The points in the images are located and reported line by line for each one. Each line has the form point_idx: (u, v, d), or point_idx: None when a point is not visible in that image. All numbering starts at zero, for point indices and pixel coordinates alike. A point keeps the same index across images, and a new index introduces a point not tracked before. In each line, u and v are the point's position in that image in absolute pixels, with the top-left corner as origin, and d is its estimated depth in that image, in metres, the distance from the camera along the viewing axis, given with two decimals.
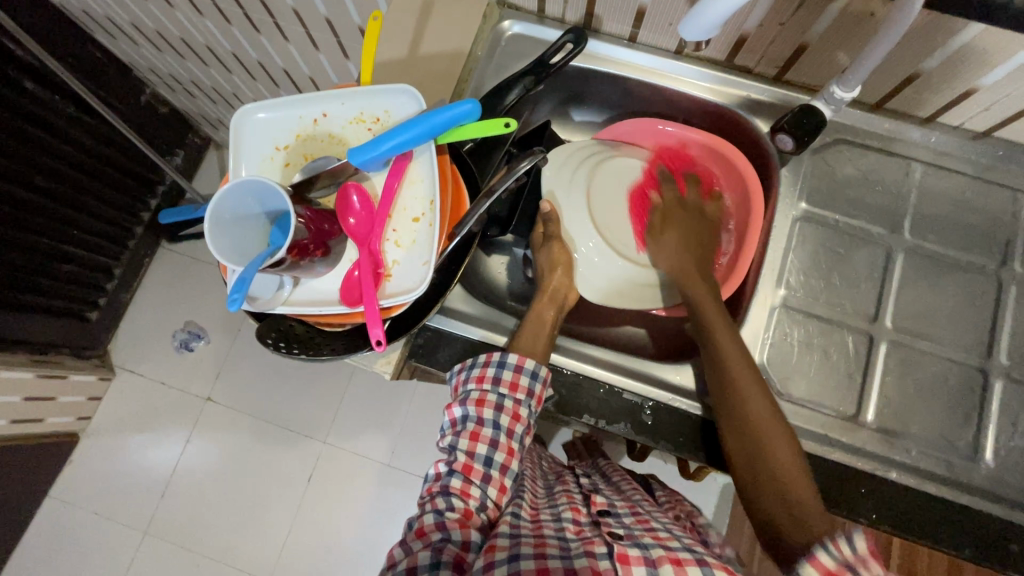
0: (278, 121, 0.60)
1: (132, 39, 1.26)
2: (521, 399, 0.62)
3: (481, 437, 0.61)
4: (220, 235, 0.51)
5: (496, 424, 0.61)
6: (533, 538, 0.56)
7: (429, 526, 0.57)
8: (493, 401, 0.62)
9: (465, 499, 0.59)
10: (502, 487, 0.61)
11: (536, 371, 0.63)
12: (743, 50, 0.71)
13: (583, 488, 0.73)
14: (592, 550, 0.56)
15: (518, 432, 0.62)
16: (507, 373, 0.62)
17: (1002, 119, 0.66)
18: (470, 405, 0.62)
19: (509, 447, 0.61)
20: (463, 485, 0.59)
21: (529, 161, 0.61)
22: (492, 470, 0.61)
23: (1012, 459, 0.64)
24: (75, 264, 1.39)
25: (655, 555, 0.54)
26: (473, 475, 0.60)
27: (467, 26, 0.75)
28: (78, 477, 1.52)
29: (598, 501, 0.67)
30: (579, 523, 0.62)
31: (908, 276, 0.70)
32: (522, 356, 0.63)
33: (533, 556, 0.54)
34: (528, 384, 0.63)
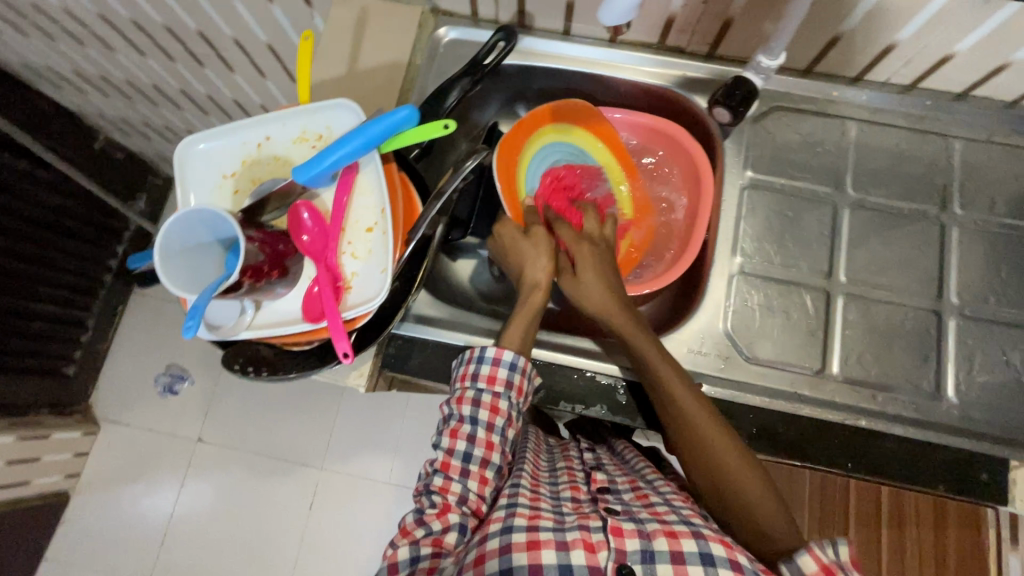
0: (220, 150, 0.61)
1: (77, 88, 1.24)
2: (500, 392, 0.62)
3: (461, 433, 0.61)
4: (172, 264, 0.51)
5: (475, 420, 0.61)
6: (528, 509, 0.58)
7: (410, 525, 0.58)
8: (471, 396, 0.62)
9: (444, 495, 0.59)
10: (483, 480, 0.61)
11: (514, 362, 0.62)
12: (674, 32, 0.73)
13: (586, 462, 0.72)
14: (586, 523, 0.56)
15: (498, 426, 0.62)
16: (486, 367, 0.62)
17: (924, 70, 0.69)
18: (453, 403, 0.63)
19: (488, 441, 0.61)
20: (443, 482, 0.60)
21: (475, 158, 0.63)
22: (471, 465, 0.61)
23: (973, 392, 0.66)
24: (45, 320, 1.37)
25: (649, 528, 0.54)
26: (452, 471, 0.60)
27: (404, 36, 0.76)
28: (73, 536, 1.49)
29: (598, 476, 0.66)
30: (578, 500, 0.62)
31: (856, 230, 0.72)
32: (500, 349, 0.62)
33: (525, 528, 0.55)
34: (507, 377, 0.62)
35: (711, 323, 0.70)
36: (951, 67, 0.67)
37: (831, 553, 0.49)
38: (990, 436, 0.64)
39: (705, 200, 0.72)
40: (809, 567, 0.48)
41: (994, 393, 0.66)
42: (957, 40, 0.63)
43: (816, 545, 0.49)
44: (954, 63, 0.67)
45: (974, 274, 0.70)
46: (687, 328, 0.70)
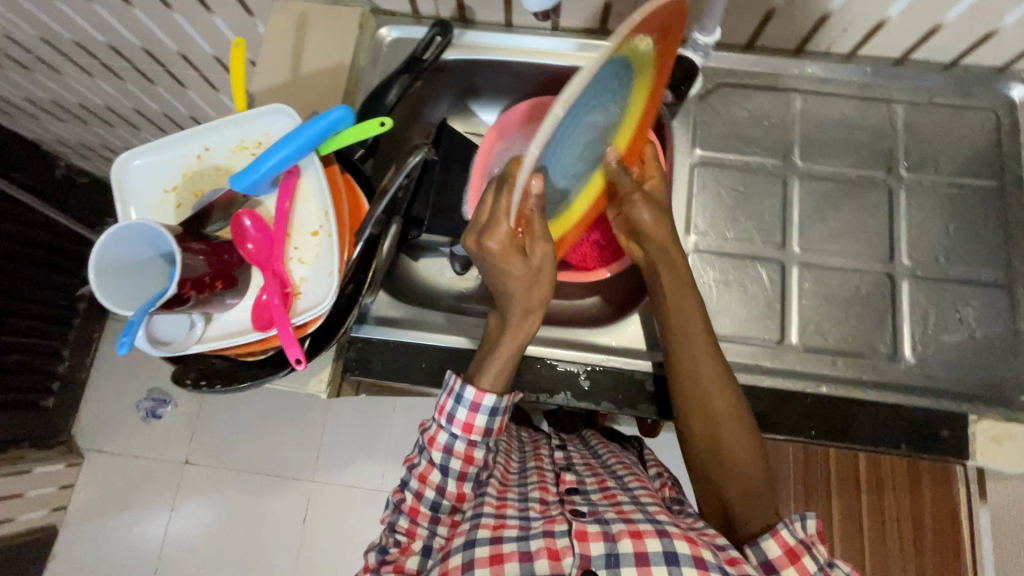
0: (158, 163, 0.60)
1: (30, 115, 1.22)
2: (475, 440, 0.60)
3: (430, 480, 0.61)
4: (109, 282, 0.50)
5: (446, 468, 0.61)
6: (492, 519, 0.57)
7: (373, 564, 0.60)
8: (443, 441, 0.60)
9: (410, 536, 0.61)
10: (453, 523, 0.62)
11: (495, 407, 0.60)
12: (613, 16, 0.73)
13: (556, 463, 0.72)
14: (551, 529, 0.55)
15: (470, 475, 0.61)
16: (462, 412, 0.60)
17: (861, 38, 0.70)
18: (424, 441, 0.62)
19: (459, 492, 0.61)
20: (410, 525, 0.61)
21: (417, 154, 0.62)
22: (441, 512, 0.62)
23: (931, 351, 0.67)
24: (17, 353, 1.34)
25: (614, 530, 0.54)
26: (419, 516, 0.61)
27: (345, 38, 0.76)
28: (64, 570, 1.47)
29: (568, 479, 0.66)
30: (545, 502, 0.61)
31: (808, 200, 0.73)
32: (481, 393, 0.59)
33: (488, 540, 0.54)
34: (484, 424, 0.60)
35: None
36: (886, 32, 0.68)
37: (796, 531, 0.51)
38: (950, 393, 0.65)
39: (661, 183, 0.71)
40: (773, 551, 0.51)
41: (951, 350, 0.67)
42: (888, 5, 0.63)
43: (781, 529, 0.51)
44: (889, 29, 0.67)
45: (925, 235, 0.70)
46: None
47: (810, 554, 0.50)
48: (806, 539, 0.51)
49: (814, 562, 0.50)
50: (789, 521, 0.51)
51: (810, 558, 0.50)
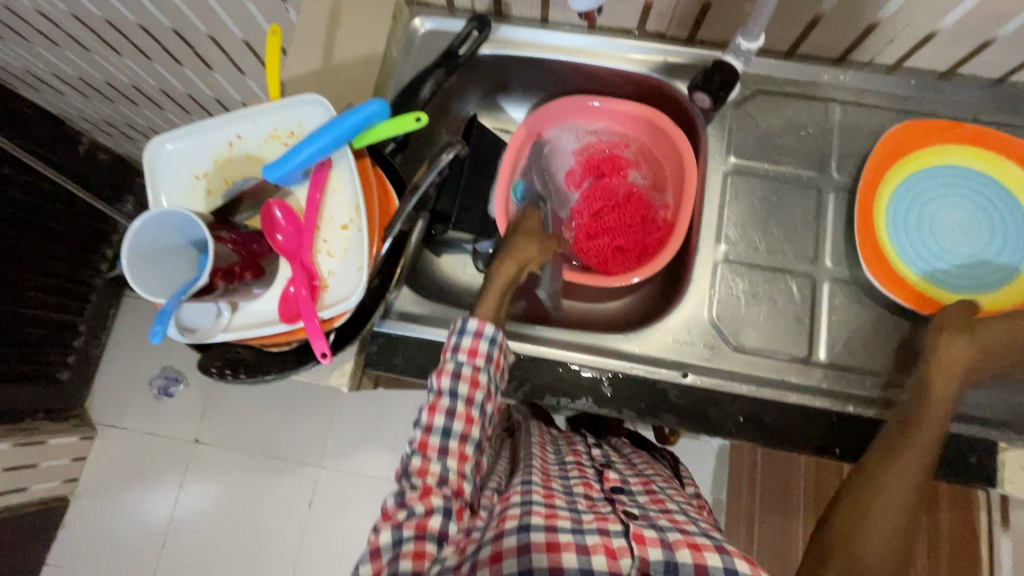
0: (191, 149, 0.60)
1: (57, 90, 1.23)
2: (480, 365, 0.60)
3: (439, 407, 0.58)
4: (141, 266, 0.50)
5: (454, 393, 0.59)
6: (543, 507, 0.57)
7: (393, 509, 0.55)
8: (451, 368, 0.60)
9: (423, 476, 0.56)
10: (463, 457, 0.58)
11: (495, 336, 0.61)
12: (652, 16, 0.71)
13: (595, 459, 0.73)
14: (606, 527, 0.56)
15: (478, 400, 0.59)
16: (467, 340, 0.60)
17: (908, 49, 0.68)
18: (432, 376, 0.60)
19: (467, 415, 0.59)
20: (422, 464, 0.57)
21: (449, 151, 0.61)
22: (451, 441, 0.58)
23: (962, 376, 0.65)
24: (36, 326, 1.36)
25: (672, 538, 0.54)
26: (430, 450, 0.57)
27: (378, 28, 0.75)
28: (74, 540, 1.50)
29: (611, 477, 0.67)
30: (591, 497, 0.62)
31: (842, 214, 0.71)
32: (483, 321, 0.61)
33: (543, 527, 0.54)
34: (488, 350, 0.61)
35: (695, 312, 0.69)
36: (935, 44, 0.66)
37: None
38: (979, 419, 0.64)
39: (689, 193, 0.71)
40: None
41: (985, 376, 0.65)
42: (941, 17, 0.61)
43: None
44: (939, 41, 0.65)
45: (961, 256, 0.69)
46: (671, 317, 0.69)
47: None
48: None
49: None
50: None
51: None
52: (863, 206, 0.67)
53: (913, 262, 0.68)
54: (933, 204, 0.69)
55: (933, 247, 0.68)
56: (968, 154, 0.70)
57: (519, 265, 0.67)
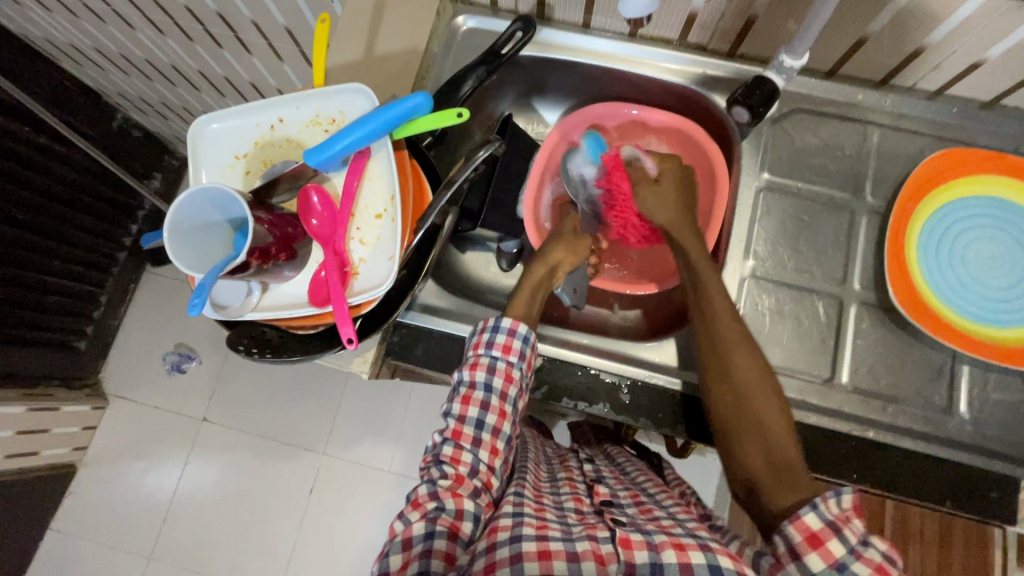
0: (234, 129, 0.61)
1: (98, 65, 1.25)
2: (513, 361, 0.61)
3: (473, 400, 0.60)
4: (181, 240, 0.51)
5: (488, 386, 0.60)
6: (534, 520, 0.55)
7: (423, 497, 0.55)
8: (486, 363, 0.61)
9: (455, 466, 0.58)
10: (494, 450, 0.60)
11: (527, 336, 0.62)
12: (695, 28, 0.71)
13: (586, 475, 0.72)
14: (594, 534, 0.54)
15: (511, 395, 0.61)
16: (501, 336, 0.62)
17: (952, 76, 0.67)
18: (466, 367, 0.62)
19: (501, 409, 0.60)
20: (454, 452, 0.58)
21: (487, 149, 0.62)
22: (484, 433, 0.59)
23: (987, 410, 0.65)
24: (58, 295, 1.38)
25: (657, 540, 0.52)
26: (462, 440, 0.59)
27: (421, 23, 0.76)
28: (78, 507, 1.52)
29: (602, 489, 0.65)
30: (581, 512, 0.60)
31: (874, 238, 0.70)
32: (515, 321, 0.63)
33: (534, 536, 0.52)
34: (520, 348, 0.62)
35: None
36: (981, 73, 0.65)
37: (824, 513, 0.47)
38: (1002, 454, 0.63)
39: (721, 206, 0.72)
40: (795, 538, 0.47)
41: (1010, 411, 0.64)
42: (989, 46, 0.61)
43: (804, 514, 0.47)
44: (985, 70, 0.65)
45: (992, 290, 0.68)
46: None
47: (838, 536, 0.46)
48: (838, 518, 0.47)
49: (843, 543, 0.46)
50: (820, 496, 0.48)
51: (839, 542, 0.46)
52: (900, 215, 0.68)
53: (939, 293, 0.66)
54: (959, 238, 0.68)
55: (958, 272, 0.67)
56: (993, 184, 0.68)
57: (548, 269, 0.69)
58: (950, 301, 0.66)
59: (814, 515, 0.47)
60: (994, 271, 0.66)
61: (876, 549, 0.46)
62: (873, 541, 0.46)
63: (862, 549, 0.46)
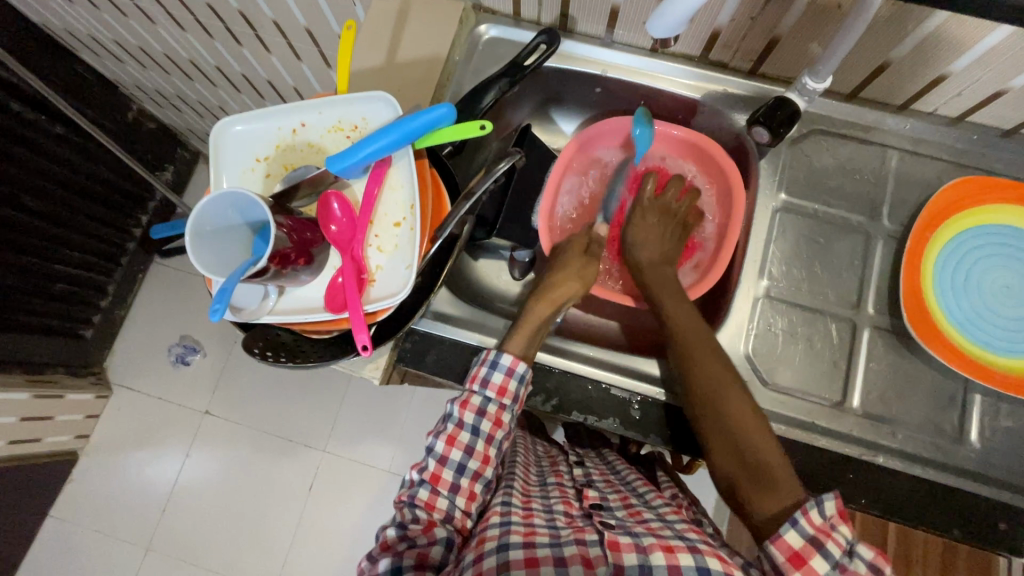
0: (257, 133, 0.61)
1: (116, 57, 1.26)
2: (506, 404, 0.61)
3: (458, 441, 0.60)
4: (201, 244, 0.51)
5: (475, 429, 0.60)
6: (522, 527, 0.56)
7: (392, 539, 0.56)
8: (476, 404, 0.61)
9: (429, 510, 0.58)
10: (471, 495, 0.60)
11: (525, 376, 0.62)
12: (717, 46, 0.71)
13: (576, 480, 0.71)
14: (582, 538, 0.55)
15: (497, 439, 0.61)
16: (498, 376, 0.61)
17: (973, 104, 0.67)
18: (456, 405, 0.61)
19: (485, 454, 0.60)
20: (430, 496, 0.58)
21: (507, 161, 0.63)
22: (463, 478, 0.59)
23: (996, 440, 0.64)
24: (67, 283, 1.39)
25: (645, 542, 0.53)
26: (441, 484, 0.58)
27: (445, 31, 0.76)
28: (79, 495, 1.52)
29: (591, 493, 0.65)
30: (570, 515, 0.60)
31: (889, 262, 0.70)
32: (517, 359, 0.61)
33: (521, 545, 0.53)
34: (515, 390, 0.61)
35: (731, 344, 0.69)
36: (1003, 102, 0.65)
37: (803, 528, 0.50)
38: (1012, 485, 0.63)
39: (737, 223, 0.72)
40: (780, 556, 0.50)
41: (1020, 442, 0.64)
42: (1014, 76, 0.61)
43: (784, 532, 0.50)
44: (1007, 99, 0.65)
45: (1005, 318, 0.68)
46: None
47: (821, 552, 0.49)
48: (821, 530, 0.49)
49: (827, 557, 0.48)
50: (803, 509, 0.50)
51: (821, 557, 0.48)
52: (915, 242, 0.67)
53: (951, 318, 0.66)
54: (980, 265, 0.67)
55: (971, 302, 0.66)
56: (1017, 215, 0.68)
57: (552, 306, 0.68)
58: (961, 329, 0.66)
59: (795, 532, 0.50)
60: (1004, 300, 0.66)
61: (860, 560, 0.48)
62: (858, 551, 0.49)
63: (846, 561, 0.49)
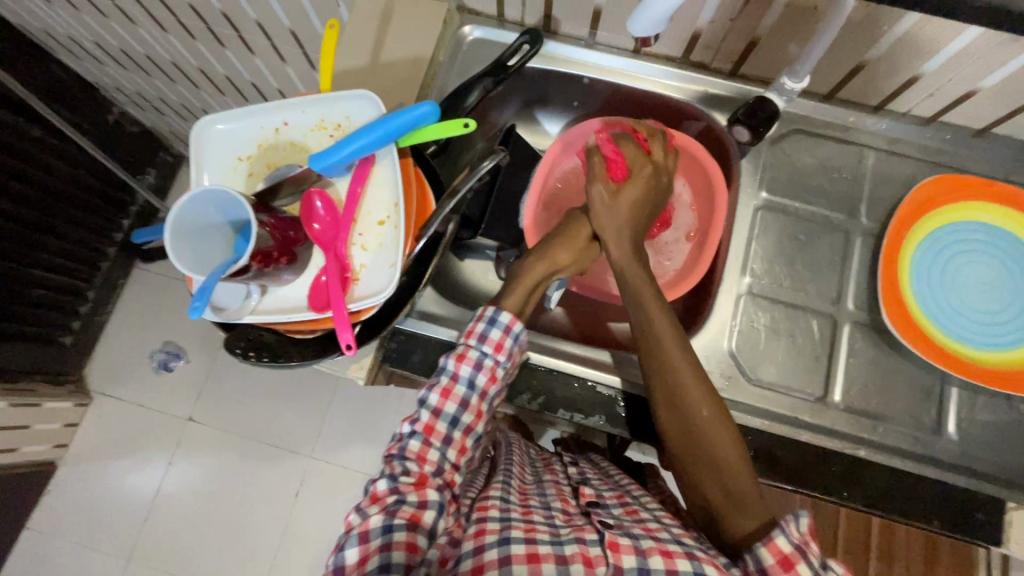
0: (238, 131, 0.61)
1: (96, 59, 1.24)
2: (501, 360, 0.59)
3: (452, 395, 0.58)
4: (181, 241, 0.51)
5: (470, 383, 0.58)
6: (522, 523, 0.56)
7: (382, 492, 0.54)
8: (473, 357, 0.58)
9: (420, 463, 0.55)
10: (463, 449, 0.58)
11: (521, 335, 0.60)
12: (698, 47, 0.72)
13: (572, 477, 0.72)
14: (583, 536, 0.54)
15: (491, 394, 0.59)
16: (495, 332, 0.59)
17: (946, 104, 0.69)
18: (451, 357, 0.59)
19: (478, 409, 0.58)
20: (421, 448, 0.56)
21: (491, 160, 0.63)
22: (456, 431, 0.57)
23: (974, 432, 0.66)
24: (45, 289, 1.36)
25: (644, 545, 0.52)
26: (433, 436, 0.57)
27: (429, 31, 0.76)
28: (57, 506, 1.48)
29: (587, 492, 0.65)
30: (568, 512, 0.60)
31: (868, 260, 0.72)
32: (514, 319, 0.60)
33: (522, 539, 0.53)
34: (511, 347, 0.60)
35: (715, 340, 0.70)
36: (974, 102, 0.67)
37: (792, 536, 0.48)
38: (988, 476, 0.64)
39: (719, 221, 0.72)
40: (767, 559, 0.48)
41: (996, 434, 0.66)
42: (983, 77, 0.62)
43: (775, 537, 0.49)
44: (977, 99, 0.66)
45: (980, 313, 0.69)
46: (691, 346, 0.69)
47: (807, 560, 0.47)
48: (803, 542, 0.48)
49: (811, 567, 0.47)
50: (784, 520, 0.50)
51: (805, 565, 0.47)
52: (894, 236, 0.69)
53: (927, 313, 0.68)
54: (954, 262, 0.69)
55: (949, 299, 0.68)
56: (986, 211, 0.70)
57: (550, 269, 0.66)
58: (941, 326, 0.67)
59: (784, 537, 0.48)
60: (976, 294, 0.68)
61: (835, 573, 0.48)
62: (831, 565, 0.48)
63: (823, 573, 0.47)
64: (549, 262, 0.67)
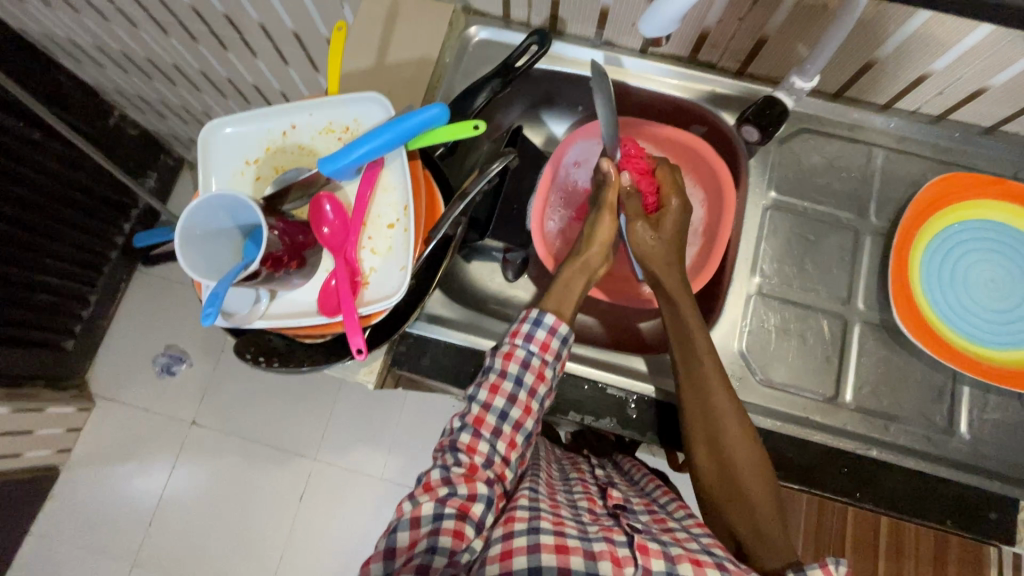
0: (246, 136, 0.60)
1: (96, 62, 1.23)
2: (549, 360, 0.59)
3: (501, 390, 0.58)
4: (191, 246, 0.50)
5: (519, 380, 0.58)
6: (551, 515, 0.55)
7: (435, 481, 0.55)
8: (521, 356, 0.59)
9: (471, 454, 0.56)
10: (513, 443, 0.58)
11: (567, 337, 0.61)
12: (706, 46, 0.72)
13: (598, 479, 0.71)
14: (611, 537, 0.54)
15: (540, 393, 0.59)
16: (541, 333, 0.59)
17: (954, 102, 0.69)
18: (499, 355, 0.59)
19: (527, 405, 0.59)
20: (472, 440, 0.57)
21: (500, 162, 0.62)
22: (505, 425, 0.58)
23: (985, 431, 0.66)
24: (47, 293, 1.35)
25: (674, 552, 0.52)
26: (483, 428, 0.57)
27: (435, 33, 0.76)
28: (60, 511, 1.48)
29: (615, 494, 0.64)
30: (595, 512, 0.60)
31: (877, 259, 0.71)
32: (559, 320, 0.60)
33: (552, 530, 0.53)
34: (558, 348, 0.60)
35: (725, 341, 0.70)
36: (983, 100, 0.67)
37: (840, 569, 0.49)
38: (1000, 474, 0.64)
39: (728, 220, 0.71)
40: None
41: (1008, 432, 0.66)
42: (993, 75, 0.62)
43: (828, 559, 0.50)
44: (987, 97, 0.66)
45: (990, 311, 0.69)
46: None
47: None
48: None
49: None
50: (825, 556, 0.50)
51: None
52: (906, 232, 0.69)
53: (938, 313, 0.67)
54: (964, 260, 0.69)
55: (961, 297, 0.68)
56: (995, 209, 0.70)
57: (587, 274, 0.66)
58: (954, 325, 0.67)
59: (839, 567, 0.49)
60: (988, 291, 0.68)
61: None
62: None
63: None
64: (582, 267, 0.66)
